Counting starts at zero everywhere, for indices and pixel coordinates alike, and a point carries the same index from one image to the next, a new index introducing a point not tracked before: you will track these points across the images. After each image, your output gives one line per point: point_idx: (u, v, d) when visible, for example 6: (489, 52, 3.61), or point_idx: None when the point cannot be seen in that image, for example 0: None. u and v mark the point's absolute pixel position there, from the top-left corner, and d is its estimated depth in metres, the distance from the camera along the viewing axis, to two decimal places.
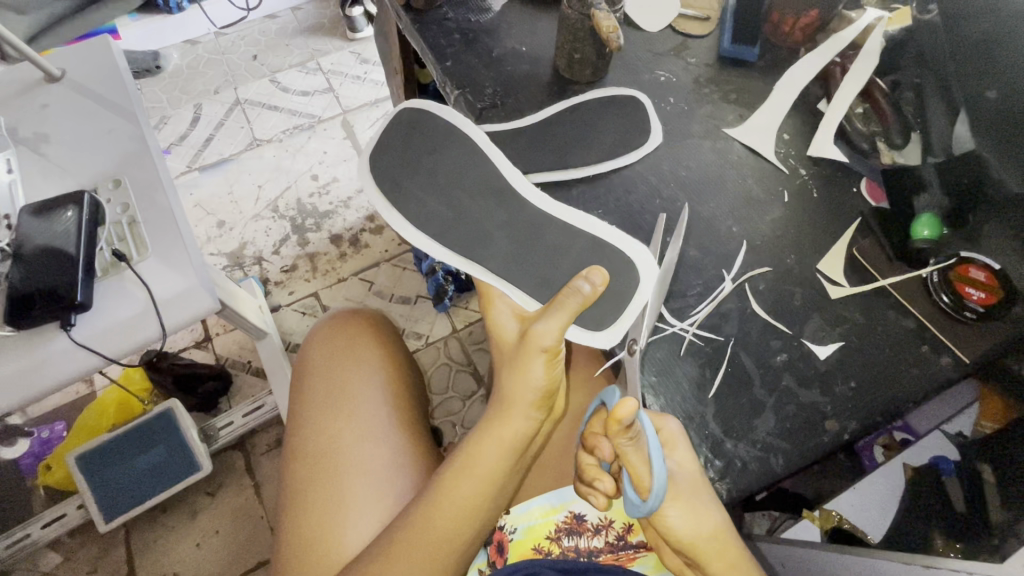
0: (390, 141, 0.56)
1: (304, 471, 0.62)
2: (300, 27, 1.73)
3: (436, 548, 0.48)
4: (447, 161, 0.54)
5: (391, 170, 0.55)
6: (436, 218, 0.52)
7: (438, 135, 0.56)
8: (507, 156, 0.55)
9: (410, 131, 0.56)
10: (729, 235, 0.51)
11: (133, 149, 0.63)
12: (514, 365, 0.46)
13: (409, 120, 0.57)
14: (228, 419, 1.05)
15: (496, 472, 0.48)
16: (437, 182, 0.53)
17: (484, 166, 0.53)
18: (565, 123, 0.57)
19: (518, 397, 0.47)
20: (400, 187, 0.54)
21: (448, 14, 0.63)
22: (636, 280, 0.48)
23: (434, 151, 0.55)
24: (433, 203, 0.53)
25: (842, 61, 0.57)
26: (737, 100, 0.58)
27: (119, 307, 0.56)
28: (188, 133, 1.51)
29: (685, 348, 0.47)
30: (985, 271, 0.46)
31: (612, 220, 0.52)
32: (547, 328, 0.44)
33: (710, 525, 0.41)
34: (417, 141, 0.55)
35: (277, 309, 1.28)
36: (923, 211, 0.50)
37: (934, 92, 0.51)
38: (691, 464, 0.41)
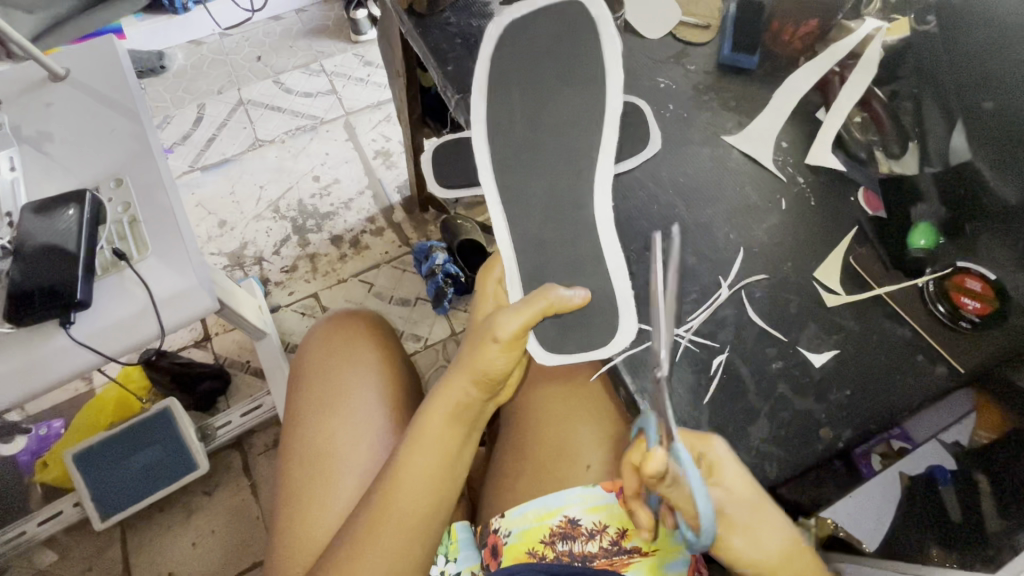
0: (541, 23, 0.52)
1: (295, 462, 0.63)
2: (305, 30, 1.75)
3: (402, 528, 0.49)
4: (563, 104, 0.53)
5: (517, 58, 0.52)
6: (513, 147, 0.53)
7: (580, 60, 0.52)
8: (570, 144, 0.52)
9: (562, 38, 0.52)
10: (725, 242, 0.52)
11: (135, 148, 0.64)
12: (474, 342, 0.50)
13: (563, 23, 0.52)
14: (226, 419, 1.06)
15: (448, 444, 0.51)
16: (537, 120, 0.52)
17: (552, 149, 0.53)
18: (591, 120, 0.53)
19: (471, 370, 0.50)
20: (505, 89, 0.53)
21: (450, 18, 0.63)
22: (608, 342, 0.50)
23: (562, 84, 0.52)
24: (519, 132, 0.52)
25: (841, 70, 0.57)
26: (736, 107, 0.58)
27: (117, 305, 0.56)
28: (191, 133, 1.53)
29: (680, 353, 0.47)
30: (981, 281, 0.46)
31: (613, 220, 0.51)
32: (507, 320, 0.48)
33: (783, 541, 0.41)
34: (558, 54, 0.52)
35: (276, 309, 1.29)
36: (918, 221, 0.50)
37: (931, 104, 0.49)
38: (740, 488, 0.40)
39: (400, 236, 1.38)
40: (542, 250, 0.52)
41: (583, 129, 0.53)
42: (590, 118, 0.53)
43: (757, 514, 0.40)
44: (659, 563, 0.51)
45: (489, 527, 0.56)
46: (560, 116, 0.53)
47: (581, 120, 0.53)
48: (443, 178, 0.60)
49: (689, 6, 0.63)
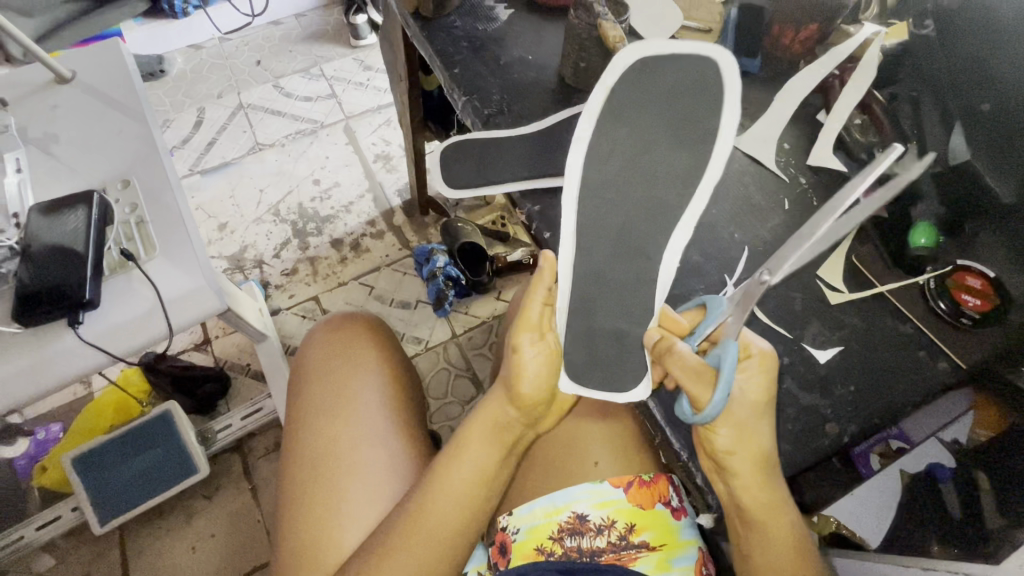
0: (668, 74, 0.51)
1: (300, 467, 0.62)
2: (304, 34, 1.79)
3: (436, 537, 0.49)
4: (664, 160, 0.51)
5: (635, 103, 0.51)
6: (604, 183, 0.52)
7: (690, 121, 0.51)
8: (654, 197, 0.51)
9: (686, 95, 0.51)
10: (730, 241, 0.52)
11: (142, 150, 0.64)
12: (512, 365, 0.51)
13: (697, 80, 0.50)
14: (226, 422, 1.05)
15: (488, 457, 0.51)
16: (637, 168, 0.52)
17: (638, 200, 0.51)
18: (678, 189, 0.51)
19: (513, 392, 0.51)
20: (618, 125, 0.52)
21: (456, 22, 0.64)
22: (629, 388, 0.50)
23: (670, 140, 0.51)
24: (617, 171, 0.52)
25: (840, 73, 0.58)
26: (739, 110, 0.59)
27: (125, 305, 0.56)
28: (191, 136, 1.54)
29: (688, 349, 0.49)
30: (981, 279, 0.47)
31: (628, 221, 0.52)
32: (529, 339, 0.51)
33: (765, 460, 0.43)
34: (678, 111, 0.51)
35: (278, 313, 1.29)
36: (918, 220, 0.51)
37: (929, 105, 0.51)
38: (755, 396, 0.43)
39: (400, 239, 1.39)
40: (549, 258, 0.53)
41: (668, 189, 0.51)
42: (680, 181, 0.51)
43: (742, 419, 0.43)
44: (666, 558, 0.50)
45: (497, 525, 0.55)
46: (652, 167, 0.51)
47: (675, 180, 0.51)
48: (450, 177, 0.58)
49: (691, 10, 0.64)
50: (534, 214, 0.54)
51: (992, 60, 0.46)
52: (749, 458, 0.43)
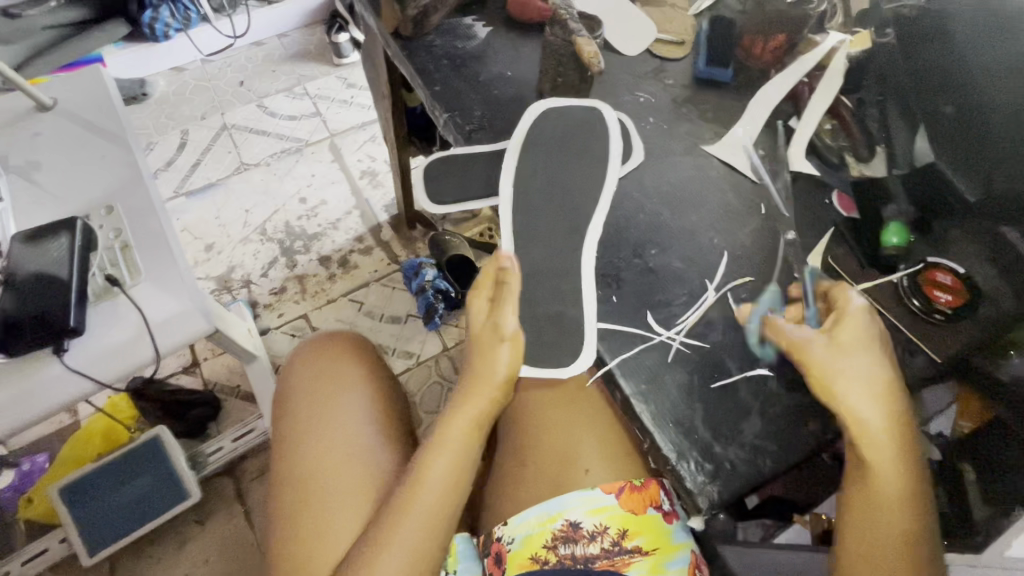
0: (559, 119, 0.58)
1: (289, 486, 0.62)
2: (287, 54, 1.81)
3: (428, 521, 0.49)
4: (577, 182, 0.55)
5: (542, 139, 0.57)
6: (529, 206, 0.54)
7: (591, 154, 0.56)
8: (573, 211, 0.53)
9: (579, 131, 0.57)
10: (710, 246, 0.52)
11: (126, 175, 0.64)
12: (484, 351, 0.51)
13: (582, 121, 0.58)
14: (217, 445, 1.04)
15: (465, 445, 0.52)
16: (554, 191, 0.55)
17: (560, 217, 0.54)
18: (592, 204, 0.54)
19: (487, 377, 0.50)
20: (531, 158, 0.56)
21: (436, 41, 0.65)
22: (565, 363, 0.48)
23: (574, 166, 0.56)
24: (538, 196, 0.55)
25: (809, 81, 0.59)
26: (714, 118, 0.60)
27: (111, 331, 0.56)
28: (175, 158, 1.57)
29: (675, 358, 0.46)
30: (951, 275, 0.48)
31: (545, 229, 0.53)
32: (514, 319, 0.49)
33: (899, 426, 0.43)
34: (578, 146, 0.57)
35: (266, 332, 1.31)
36: (890, 219, 0.52)
37: (893, 108, 0.54)
38: (859, 328, 0.44)
39: (388, 254, 1.42)
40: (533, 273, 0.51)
41: (580, 199, 0.54)
42: (591, 198, 0.54)
43: (886, 382, 0.43)
44: (659, 561, 0.51)
45: (493, 536, 0.56)
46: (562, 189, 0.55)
47: (588, 198, 0.54)
48: (433, 192, 0.58)
49: (664, 24, 0.66)
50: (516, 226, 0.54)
51: (949, 65, 0.48)
52: (886, 416, 0.43)
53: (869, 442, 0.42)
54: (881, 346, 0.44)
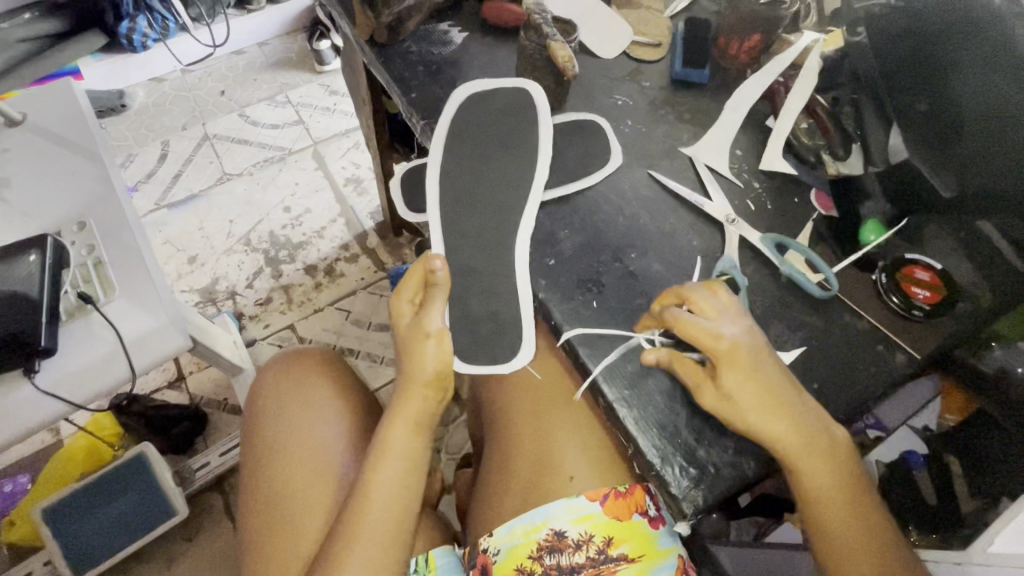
0: (492, 104, 0.59)
1: (259, 513, 0.61)
2: (268, 62, 1.79)
3: (383, 535, 0.49)
4: (505, 167, 0.56)
5: (475, 126, 0.58)
6: (458, 189, 0.56)
7: (523, 143, 0.57)
8: (501, 196, 0.55)
9: (514, 117, 0.59)
10: (689, 249, 0.52)
11: (98, 190, 0.63)
12: (411, 346, 0.51)
13: (517, 106, 0.59)
14: (203, 461, 1.04)
15: (411, 452, 0.52)
16: (484, 175, 0.56)
17: (487, 203, 0.55)
18: (519, 187, 0.55)
19: (416, 374, 0.50)
20: (460, 141, 0.58)
21: (411, 47, 0.64)
22: (509, 358, 0.50)
23: (504, 150, 0.57)
24: (465, 177, 0.56)
25: (785, 81, 0.60)
26: (691, 120, 0.60)
27: (85, 350, 0.54)
28: (155, 170, 1.55)
29: (657, 362, 0.46)
30: (928, 272, 0.48)
31: (480, 219, 0.54)
32: (435, 313, 0.49)
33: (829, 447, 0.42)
34: (508, 134, 0.58)
35: (253, 343, 1.30)
36: (867, 217, 0.53)
37: (867, 105, 0.54)
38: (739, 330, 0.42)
39: (374, 261, 1.41)
40: (512, 279, 0.51)
41: (508, 185, 0.55)
42: (518, 184, 0.55)
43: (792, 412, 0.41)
44: (646, 566, 0.51)
45: (478, 547, 0.55)
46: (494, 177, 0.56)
47: (515, 183, 0.55)
48: (411, 201, 0.58)
49: (640, 26, 0.66)
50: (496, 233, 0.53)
51: (921, 58, 0.48)
52: (812, 447, 0.41)
53: (801, 474, 0.41)
54: (756, 371, 0.41)
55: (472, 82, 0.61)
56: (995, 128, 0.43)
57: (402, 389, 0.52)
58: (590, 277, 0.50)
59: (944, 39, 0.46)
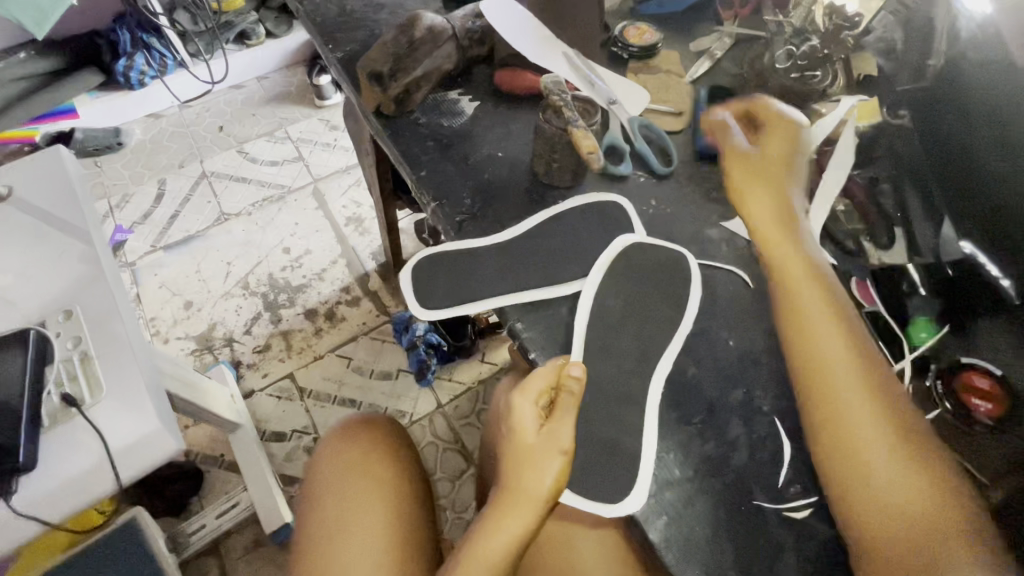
0: (567, 214, 0.54)
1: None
2: (267, 96, 1.77)
3: None
4: (578, 278, 0.51)
5: (546, 235, 0.53)
6: (514, 295, 0.50)
7: (588, 254, 0.52)
8: (572, 313, 0.49)
9: (596, 224, 0.54)
10: (725, 349, 0.47)
11: (86, 273, 0.59)
12: (528, 464, 0.42)
13: (598, 217, 0.54)
14: (199, 523, 1.04)
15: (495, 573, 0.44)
16: (553, 285, 0.50)
17: (558, 324, 0.49)
18: (601, 307, 0.49)
19: (531, 494, 0.42)
20: (529, 249, 0.52)
21: (420, 119, 0.61)
22: (617, 500, 0.41)
23: (570, 258, 0.52)
24: (529, 284, 0.50)
25: (820, 157, 0.56)
26: (719, 198, 0.56)
27: (69, 460, 0.50)
28: (152, 210, 1.52)
29: (696, 489, 0.42)
30: (988, 378, 0.43)
31: (522, 323, 0.49)
32: (564, 428, 0.42)
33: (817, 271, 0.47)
34: (583, 236, 0.53)
35: (251, 394, 1.25)
36: (917, 312, 0.48)
37: (913, 194, 0.50)
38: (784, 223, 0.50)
39: (376, 304, 1.37)
40: None
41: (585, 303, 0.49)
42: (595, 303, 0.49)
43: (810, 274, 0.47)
44: None
45: None
46: (626, 315, 0.49)
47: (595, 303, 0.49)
48: (423, 296, 0.50)
49: (660, 93, 0.63)
50: (516, 331, 0.49)
51: (965, 136, 0.45)
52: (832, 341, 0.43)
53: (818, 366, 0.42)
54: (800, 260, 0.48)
55: (553, 194, 0.56)
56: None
57: (504, 507, 0.44)
58: (624, 383, 0.45)
59: (1002, 116, 0.42)
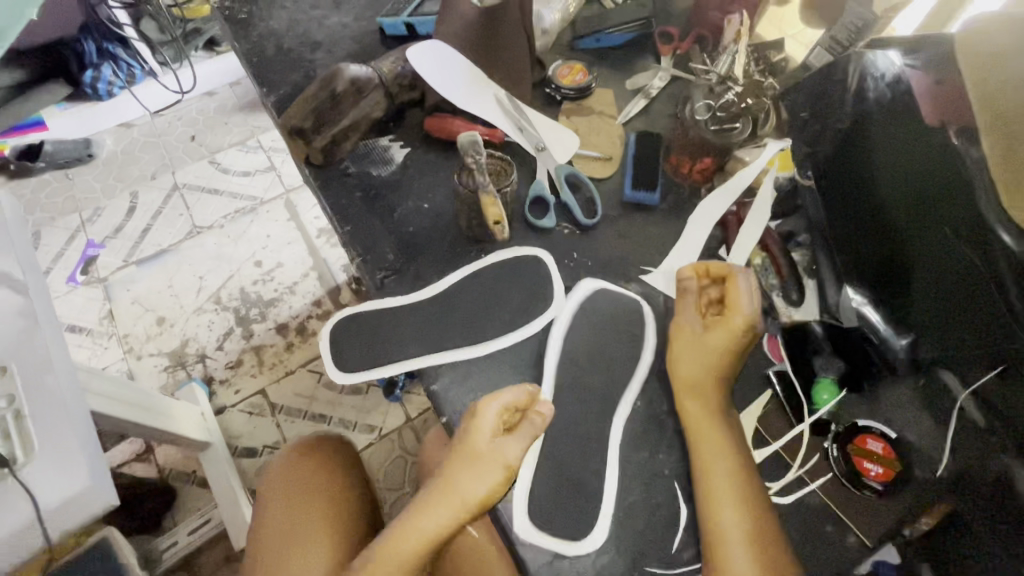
0: (486, 270, 0.55)
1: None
2: (239, 103, 1.75)
3: None
4: (493, 337, 0.52)
5: (465, 292, 0.54)
6: (429, 357, 0.51)
7: (505, 310, 0.53)
8: (487, 374, 0.50)
9: (516, 279, 0.54)
10: (633, 411, 0.49)
11: (20, 327, 0.59)
12: (473, 465, 0.42)
13: (517, 272, 0.55)
14: (172, 539, 1.07)
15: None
16: (469, 345, 0.51)
17: (472, 386, 0.50)
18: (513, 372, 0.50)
19: (464, 497, 0.42)
20: (446, 308, 0.53)
21: (349, 168, 0.61)
22: (568, 537, 0.44)
23: (485, 315, 0.53)
24: (445, 343, 0.51)
25: (738, 209, 0.58)
26: (641, 250, 0.57)
27: (1, 520, 0.51)
28: (124, 224, 1.52)
29: (592, 555, 0.43)
30: (881, 442, 0.47)
31: (438, 385, 0.50)
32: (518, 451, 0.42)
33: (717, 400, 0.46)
34: (501, 290, 0.54)
35: (222, 411, 1.27)
36: (821, 374, 0.50)
37: (821, 251, 0.52)
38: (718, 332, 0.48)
39: None
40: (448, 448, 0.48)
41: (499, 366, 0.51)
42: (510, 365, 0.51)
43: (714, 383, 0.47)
44: None
45: None
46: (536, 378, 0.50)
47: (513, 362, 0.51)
48: (338, 357, 0.52)
49: (591, 137, 0.63)
50: (433, 393, 0.50)
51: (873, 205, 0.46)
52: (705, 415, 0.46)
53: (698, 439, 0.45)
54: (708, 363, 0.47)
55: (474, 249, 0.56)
56: (957, 289, 0.39)
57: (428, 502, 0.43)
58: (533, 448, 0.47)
59: (897, 188, 0.44)
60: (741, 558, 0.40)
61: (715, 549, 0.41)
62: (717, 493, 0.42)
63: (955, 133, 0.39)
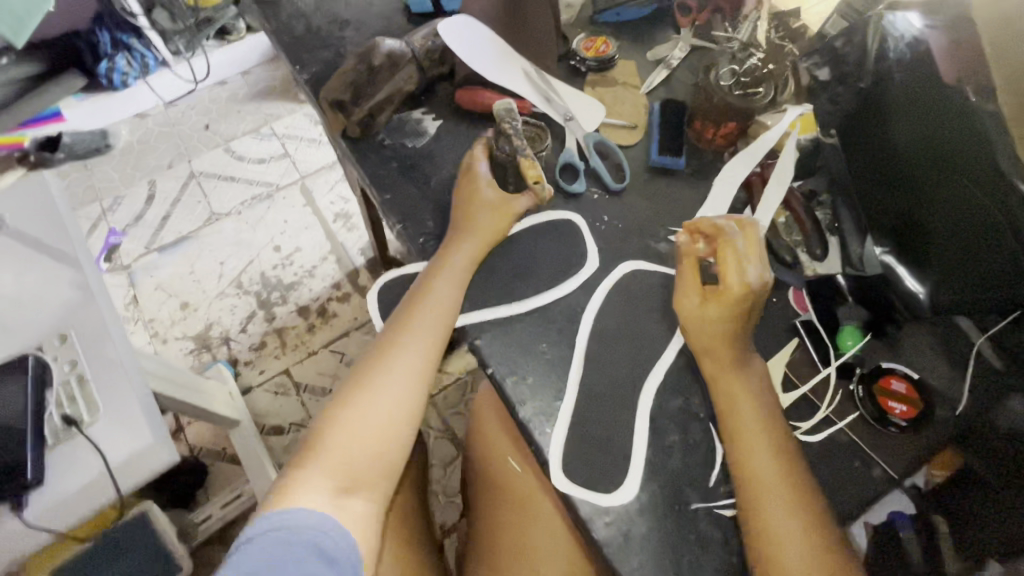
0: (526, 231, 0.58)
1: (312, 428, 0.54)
2: (251, 92, 1.77)
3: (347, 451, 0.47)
4: (533, 294, 0.55)
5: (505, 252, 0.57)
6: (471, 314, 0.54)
7: (543, 270, 0.56)
8: (527, 329, 0.53)
9: (552, 241, 0.57)
10: (666, 361, 0.52)
11: (75, 298, 0.62)
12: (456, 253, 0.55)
13: (554, 233, 0.58)
14: (205, 514, 1.10)
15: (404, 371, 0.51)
16: (510, 301, 0.54)
17: (513, 340, 0.53)
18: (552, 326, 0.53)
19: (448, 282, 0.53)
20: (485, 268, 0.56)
21: (384, 140, 0.63)
22: (612, 490, 0.46)
23: (524, 274, 0.56)
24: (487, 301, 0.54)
25: (761, 170, 0.60)
26: (668, 212, 0.59)
27: (74, 475, 0.55)
28: (144, 212, 1.54)
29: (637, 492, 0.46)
30: (904, 382, 0.50)
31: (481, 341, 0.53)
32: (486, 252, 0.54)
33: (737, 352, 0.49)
34: (539, 252, 0.57)
35: (249, 390, 1.31)
36: (844, 322, 0.54)
37: (844, 206, 0.55)
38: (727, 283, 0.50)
39: None
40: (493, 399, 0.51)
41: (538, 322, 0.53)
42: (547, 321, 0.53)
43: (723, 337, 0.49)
44: None
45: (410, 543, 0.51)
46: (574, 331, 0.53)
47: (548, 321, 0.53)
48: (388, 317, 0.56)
49: (616, 107, 0.65)
50: (476, 348, 0.53)
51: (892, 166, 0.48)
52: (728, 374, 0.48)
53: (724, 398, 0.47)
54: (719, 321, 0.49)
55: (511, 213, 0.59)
56: (972, 237, 0.42)
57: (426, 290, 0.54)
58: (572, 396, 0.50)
59: (913, 153, 0.46)
60: (777, 507, 0.42)
61: (753, 501, 0.43)
62: (749, 450, 0.44)
63: (971, 91, 0.41)
